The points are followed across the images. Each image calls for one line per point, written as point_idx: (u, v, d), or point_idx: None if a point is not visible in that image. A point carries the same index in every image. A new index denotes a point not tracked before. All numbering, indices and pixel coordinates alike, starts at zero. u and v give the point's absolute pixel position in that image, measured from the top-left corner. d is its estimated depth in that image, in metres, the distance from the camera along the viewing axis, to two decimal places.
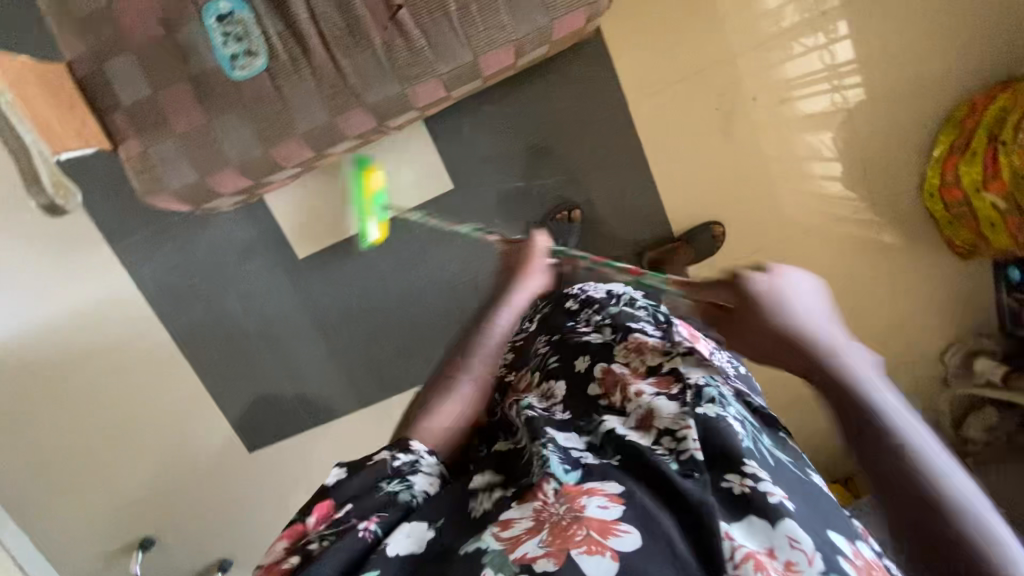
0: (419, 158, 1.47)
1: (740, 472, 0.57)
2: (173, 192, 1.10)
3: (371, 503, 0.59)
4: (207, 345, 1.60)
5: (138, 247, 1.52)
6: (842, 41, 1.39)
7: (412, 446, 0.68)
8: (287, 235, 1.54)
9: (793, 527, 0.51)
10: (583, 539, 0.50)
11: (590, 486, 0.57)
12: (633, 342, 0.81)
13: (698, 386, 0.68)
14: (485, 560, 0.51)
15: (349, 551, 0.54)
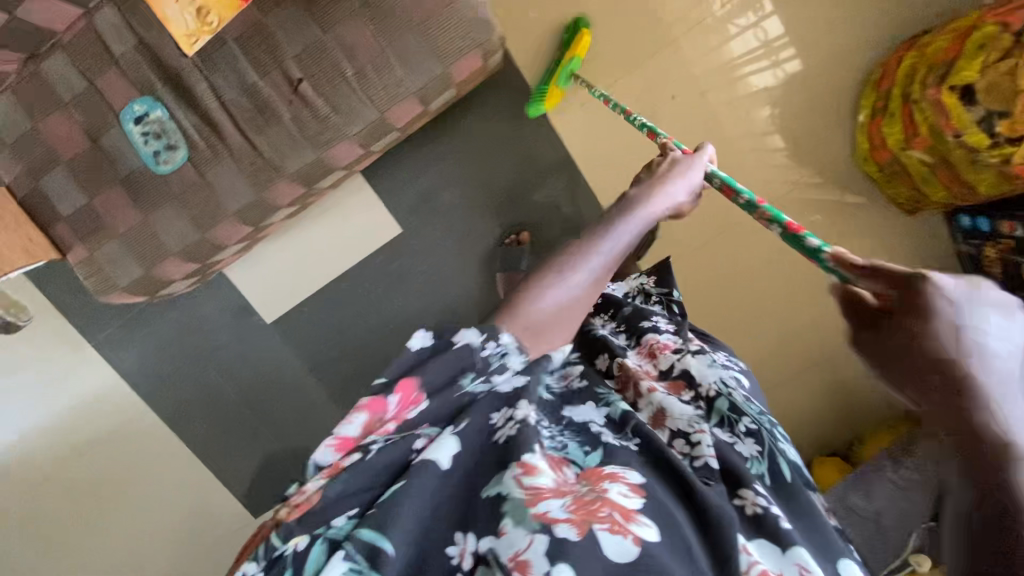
0: (364, 210, 1.51)
1: (752, 490, 0.67)
2: (123, 287, 1.13)
3: (436, 408, 0.61)
4: (197, 420, 1.65)
5: (115, 338, 1.57)
6: (772, 17, 1.41)
7: (503, 338, 0.61)
8: (254, 303, 1.59)
9: (805, 558, 0.60)
10: (607, 517, 0.55)
11: (612, 472, 0.61)
12: (649, 344, 0.95)
13: (709, 399, 0.80)
14: (505, 508, 0.55)
15: (398, 459, 0.59)
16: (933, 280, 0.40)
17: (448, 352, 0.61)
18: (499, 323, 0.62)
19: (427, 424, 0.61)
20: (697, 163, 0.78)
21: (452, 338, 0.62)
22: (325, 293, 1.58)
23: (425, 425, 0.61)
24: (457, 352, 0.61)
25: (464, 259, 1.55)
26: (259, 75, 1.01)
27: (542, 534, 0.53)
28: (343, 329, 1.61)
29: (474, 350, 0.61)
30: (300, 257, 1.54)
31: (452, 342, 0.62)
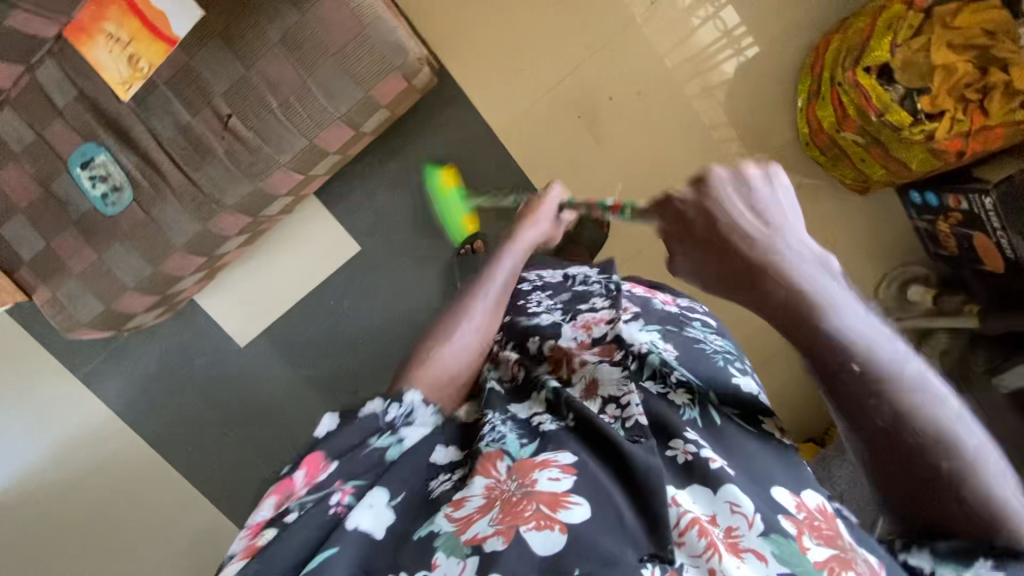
0: (320, 232, 1.56)
1: (682, 438, 0.61)
2: (88, 323, 1.20)
3: (354, 466, 0.58)
4: (182, 444, 1.71)
5: (100, 370, 1.65)
6: (728, 7, 1.43)
7: (407, 396, 0.64)
8: (227, 328, 1.65)
9: (735, 494, 0.54)
10: (533, 513, 0.52)
11: (544, 459, 0.58)
12: (582, 320, 0.86)
13: (641, 355, 0.73)
14: (436, 544, 0.52)
15: (316, 527, 0.53)
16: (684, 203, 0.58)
17: (357, 419, 0.61)
18: (403, 387, 0.65)
19: (343, 484, 0.57)
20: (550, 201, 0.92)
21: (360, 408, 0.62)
22: (293, 315, 1.63)
23: (342, 480, 0.57)
24: (363, 419, 0.61)
25: (424, 272, 1.60)
26: (191, 114, 1.07)
27: (474, 555, 0.51)
28: (314, 348, 1.66)
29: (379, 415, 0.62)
30: (265, 282, 1.60)
31: (357, 413, 0.61)
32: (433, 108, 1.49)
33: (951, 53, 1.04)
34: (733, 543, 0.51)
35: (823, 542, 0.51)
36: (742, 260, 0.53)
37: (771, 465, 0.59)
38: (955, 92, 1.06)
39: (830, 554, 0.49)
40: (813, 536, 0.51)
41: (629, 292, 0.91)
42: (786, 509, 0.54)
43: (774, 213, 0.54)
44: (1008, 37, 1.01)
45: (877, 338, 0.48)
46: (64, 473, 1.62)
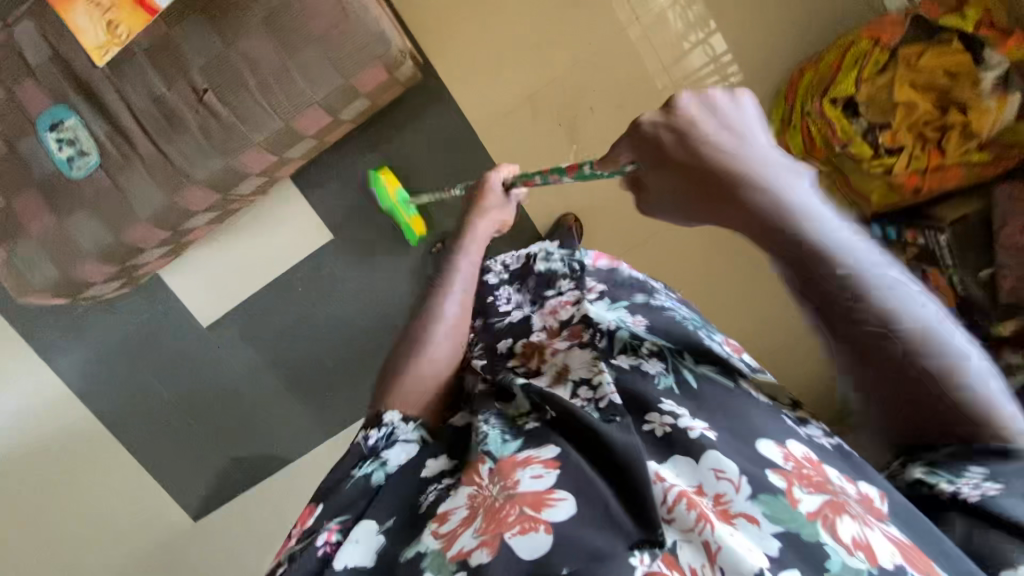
0: (294, 217, 1.55)
1: (659, 411, 0.61)
2: (40, 289, 1.18)
3: (335, 505, 0.62)
4: (133, 421, 1.67)
5: (55, 340, 1.61)
6: (717, 34, 1.47)
7: (385, 419, 0.69)
8: (190, 308, 1.63)
9: (718, 460, 0.54)
10: (516, 518, 0.52)
11: (526, 456, 0.59)
12: (551, 307, 0.88)
13: (610, 331, 0.77)
14: (425, 564, 0.52)
15: (308, 570, 0.57)
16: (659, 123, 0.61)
17: (346, 455, 0.67)
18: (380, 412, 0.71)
19: (331, 522, 0.61)
20: (494, 183, 1.02)
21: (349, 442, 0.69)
22: (259, 299, 1.61)
23: (329, 521, 0.61)
24: (351, 451, 0.67)
25: (395, 265, 1.59)
26: (167, 85, 1.07)
27: (461, 572, 0.50)
28: (278, 334, 1.64)
29: (363, 444, 0.67)
30: (233, 264, 1.59)
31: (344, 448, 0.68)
32: (417, 103, 1.50)
33: (912, 93, 1.10)
34: (723, 509, 0.52)
35: (812, 489, 0.51)
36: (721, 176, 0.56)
37: (758, 422, 0.58)
38: (915, 130, 1.11)
39: (823, 501, 0.50)
40: (803, 486, 0.51)
41: (597, 266, 0.94)
42: (774, 462, 0.54)
43: (743, 128, 0.58)
44: (969, 81, 1.06)
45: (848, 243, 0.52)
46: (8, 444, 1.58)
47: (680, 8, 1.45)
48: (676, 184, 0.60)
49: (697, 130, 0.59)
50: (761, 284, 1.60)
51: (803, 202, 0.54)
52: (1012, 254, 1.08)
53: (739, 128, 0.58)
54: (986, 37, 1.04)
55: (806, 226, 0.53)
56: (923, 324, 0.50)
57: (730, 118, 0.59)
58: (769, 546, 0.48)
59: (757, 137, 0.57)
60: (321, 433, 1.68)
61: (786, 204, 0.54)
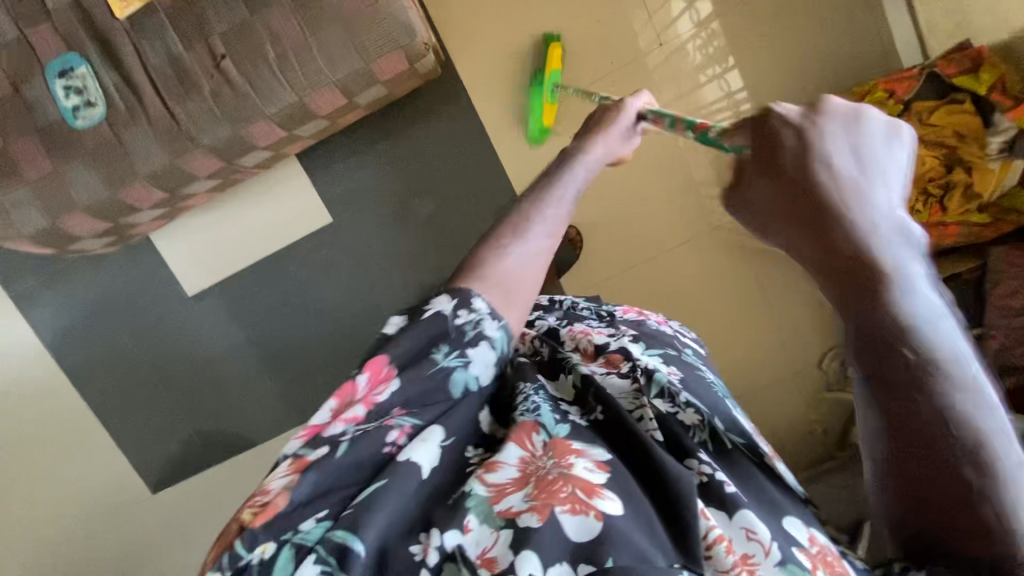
0: (294, 196, 1.54)
1: (698, 459, 0.63)
2: (26, 235, 1.15)
3: (412, 396, 0.58)
4: (103, 381, 1.64)
5: (35, 290, 1.59)
6: (734, 70, 1.49)
7: (477, 302, 0.60)
8: (178, 274, 1.60)
9: (752, 521, 0.58)
10: (568, 496, 0.55)
11: (579, 446, 0.60)
12: (579, 330, 0.87)
13: (648, 369, 0.73)
14: (469, 505, 0.55)
15: (370, 455, 0.55)
16: (777, 111, 0.52)
17: (427, 320, 0.59)
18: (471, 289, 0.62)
19: (398, 411, 0.58)
20: (628, 110, 0.83)
21: (427, 305, 0.61)
22: (248, 274, 1.59)
23: (399, 411, 0.58)
24: (432, 317, 0.60)
25: (390, 257, 1.57)
26: (185, 47, 1.06)
27: (507, 528, 0.54)
28: (263, 312, 1.61)
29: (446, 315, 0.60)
30: (227, 235, 1.57)
31: (424, 310, 0.60)
32: (431, 99, 1.50)
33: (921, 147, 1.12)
34: (751, 569, 0.55)
35: None
36: (821, 202, 0.47)
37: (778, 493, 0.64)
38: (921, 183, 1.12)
39: None
40: (825, 571, 0.56)
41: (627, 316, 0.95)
42: (800, 543, 0.59)
43: (872, 153, 0.48)
44: (977, 143, 1.09)
45: (938, 325, 0.44)
46: None
47: (699, 42, 1.48)
48: (764, 186, 0.51)
49: (815, 139, 0.49)
50: (751, 321, 1.61)
51: (904, 260, 0.45)
52: (1002, 314, 1.07)
53: (861, 157, 0.48)
54: (998, 102, 1.07)
55: (900, 289, 0.44)
56: (996, 436, 0.43)
57: (853, 141, 0.49)
58: None
59: (885, 172, 0.48)
60: (295, 417, 1.65)
61: (887, 261, 0.45)
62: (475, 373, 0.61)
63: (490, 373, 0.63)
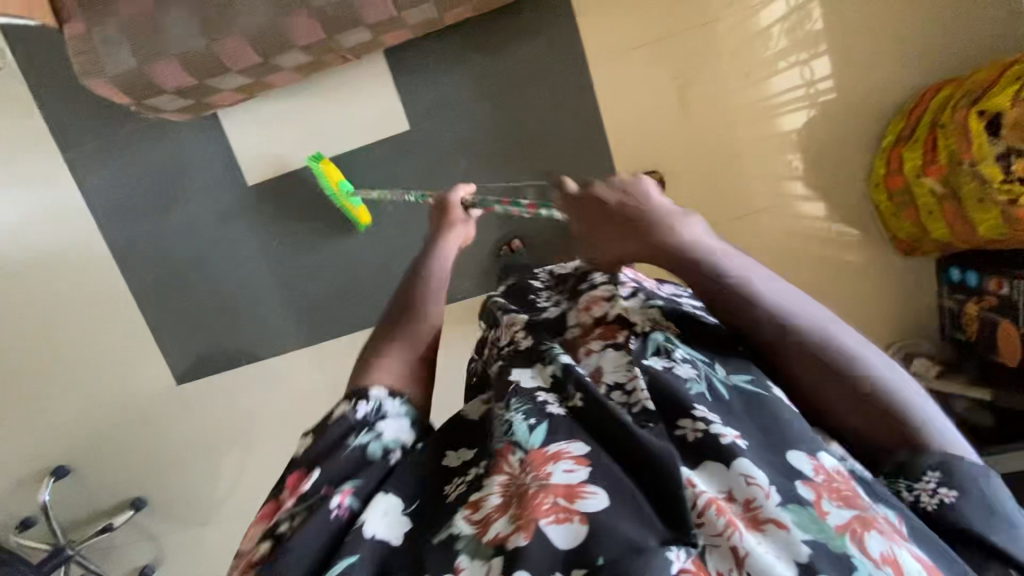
0: (368, 98, 1.48)
1: (692, 416, 0.52)
2: (108, 77, 1.10)
3: (337, 475, 0.57)
4: (144, 264, 1.60)
5: (91, 158, 1.56)
6: (821, 58, 1.39)
7: (371, 393, 0.64)
8: (241, 161, 1.54)
9: (750, 467, 0.48)
10: (551, 508, 0.48)
11: (556, 449, 0.52)
12: (588, 299, 0.73)
13: (644, 333, 0.63)
14: (459, 546, 0.50)
15: (323, 532, 0.53)
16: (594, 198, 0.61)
17: (334, 423, 0.61)
18: (365, 386, 0.65)
19: (329, 490, 0.56)
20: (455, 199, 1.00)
21: (331, 413, 0.63)
22: (306, 174, 1.53)
23: (330, 487, 0.56)
24: (338, 422, 0.61)
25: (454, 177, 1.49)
26: None
27: (499, 556, 0.47)
28: (315, 215, 1.55)
29: (351, 417, 0.61)
30: (293, 128, 1.51)
31: (331, 416, 0.63)
32: (516, 19, 1.41)
33: None
34: (753, 517, 0.46)
35: (842, 504, 0.46)
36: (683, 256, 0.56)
37: (790, 426, 0.51)
38: None
39: (852, 514, 0.45)
40: (832, 499, 0.46)
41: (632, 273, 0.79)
42: (802, 473, 0.48)
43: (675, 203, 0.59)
44: None
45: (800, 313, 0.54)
46: (34, 248, 1.59)
47: (784, 27, 1.38)
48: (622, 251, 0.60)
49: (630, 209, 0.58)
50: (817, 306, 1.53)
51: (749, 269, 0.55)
52: None
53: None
54: None
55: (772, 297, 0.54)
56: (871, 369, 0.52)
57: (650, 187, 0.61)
58: (797, 552, 0.44)
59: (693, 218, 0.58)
60: (336, 330, 1.60)
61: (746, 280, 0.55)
62: (393, 437, 0.61)
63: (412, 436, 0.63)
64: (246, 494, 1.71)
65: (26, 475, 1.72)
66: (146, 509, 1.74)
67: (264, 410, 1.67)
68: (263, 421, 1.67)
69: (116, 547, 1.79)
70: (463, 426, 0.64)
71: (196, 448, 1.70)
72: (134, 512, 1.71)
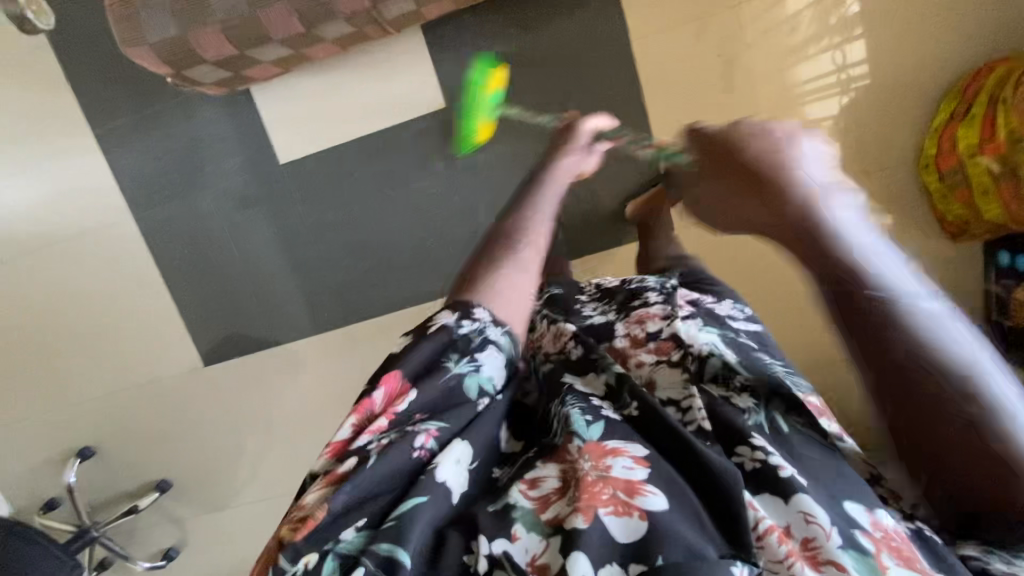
0: (403, 74, 1.45)
1: (750, 445, 0.58)
2: (151, 45, 1.09)
3: (427, 402, 0.63)
4: (173, 243, 1.59)
5: (120, 134, 1.55)
6: (857, 43, 1.34)
7: (477, 312, 0.69)
8: (274, 138, 1.52)
9: (810, 505, 0.53)
10: (610, 498, 0.54)
11: (614, 446, 0.58)
12: (635, 316, 0.83)
13: (699, 354, 0.70)
14: (515, 515, 0.55)
15: (400, 467, 0.58)
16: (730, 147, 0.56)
17: (438, 337, 0.67)
18: (474, 300, 0.70)
19: (420, 417, 0.63)
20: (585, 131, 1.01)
21: (432, 323, 0.69)
22: (338, 153, 1.51)
23: (422, 415, 0.63)
24: (440, 335, 0.67)
25: (488, 157, 1.46)
26: None
27: (557, 535, 0.52)
28: (345, 195, 1.52)
29: (453, 333, 0.67)
30: (328, 105, 1.49)
31: (433, 327, 0.68)
32: None
33: None
34: (812, 556, 0.51)
35: (902, 562, 0.49)
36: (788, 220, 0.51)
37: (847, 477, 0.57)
38: None
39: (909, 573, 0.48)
40: (892, 556, 0.50)
41: (685, 296, 0.88)
42: (860, 525, 0.52)
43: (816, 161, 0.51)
44: None
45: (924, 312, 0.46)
46: (64, 224, 1.59)
47: (816, 12, 1.34)
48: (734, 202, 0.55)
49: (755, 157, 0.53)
50: None
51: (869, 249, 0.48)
52: None
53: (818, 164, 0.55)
54: None
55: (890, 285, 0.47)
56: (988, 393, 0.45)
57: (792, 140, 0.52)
58: None
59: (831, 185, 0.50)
60: (364, 313, 1.57)
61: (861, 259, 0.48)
62: (487, 375, 0.67)
63: (501, 373, 0.69)
64: (271, 480, 1.69)
65: (53, 455, 1.72)
66: (171, 491, 1.73)
67: (291, 395, 1.65)
68: (290, 406, 1.65)
69: (140, 529, 1.78)
70: (517, 418, 0.71)
71: (223, 431, 1.69)
72: (159, 494, 1.70)
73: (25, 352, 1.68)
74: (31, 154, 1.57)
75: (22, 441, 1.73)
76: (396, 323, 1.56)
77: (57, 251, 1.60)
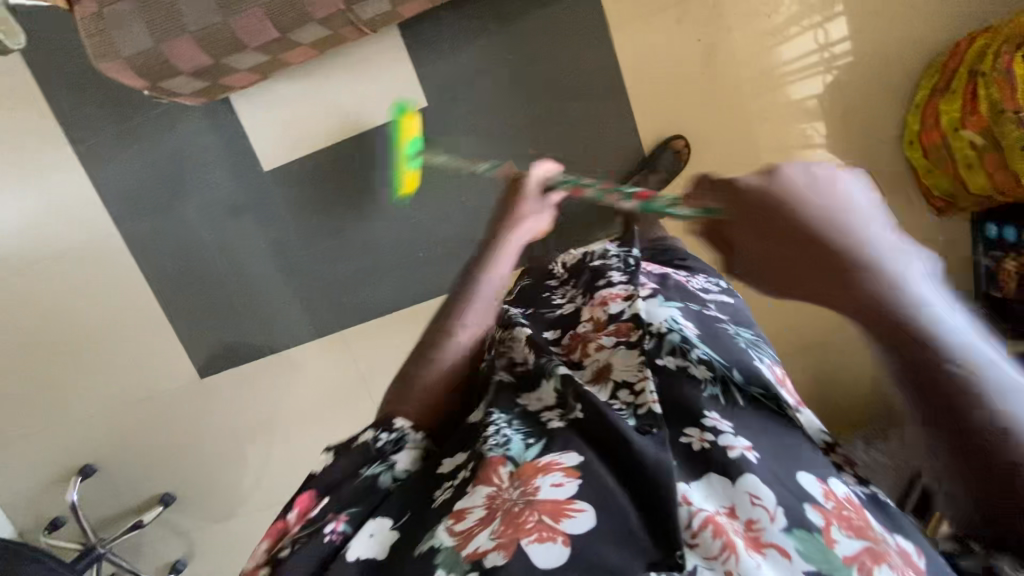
0: (382, 75, 1.44)
1: (700, 427, 0.57)
2: (125, 59, 1.08)
3: (345, 496, 0.58)
4: (161, 256, 1.58)
5: (103, 150, 1.53)
6: (839, 19, 1.34)
7: (396, 423, 0.63)
8: (257, 146, 1.51)
9: (755, 485, 0.51)
10: (535, 525, 0.49)
11: (547, 461, 0.55)
12: (600, 297, 0.81)
13: (660, 333, 0.68)
14: (437, 560, 0.50)
15: (310, 564, 0.53)
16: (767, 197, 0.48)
17: (354, 449, 0.62)
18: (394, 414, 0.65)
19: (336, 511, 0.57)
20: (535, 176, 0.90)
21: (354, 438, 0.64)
22: (322, 156, 1.50)
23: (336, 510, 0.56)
24: (355, 450, 0.62)
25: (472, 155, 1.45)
26: None
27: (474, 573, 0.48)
28: (331, 199, 1.51)
29: (371, 443, 0.62)
30: (309, 110, 1.48)
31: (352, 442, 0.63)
32: None
33: None
34: (754, 536, 0.49)
35: (853, 533, 0.48)
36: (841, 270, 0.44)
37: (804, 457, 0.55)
38: None
39: (863, 546, 0.47)
40: (842, 527, 0.48)
41: (650, 272, 0.87)
42: (813, 497, 0.50)
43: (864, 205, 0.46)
44: None
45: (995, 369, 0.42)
46: (53, 242, 1.57)
47: None
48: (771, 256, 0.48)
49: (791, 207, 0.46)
50: None
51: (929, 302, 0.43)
52: None
53: (857, 205, 0.46)
54: None
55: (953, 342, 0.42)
56: None
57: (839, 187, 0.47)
58: None
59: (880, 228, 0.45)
60: (356, 316, 1.57)
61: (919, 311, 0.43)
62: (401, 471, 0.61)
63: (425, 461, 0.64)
64: (275, 487, 1.69)
65: (54, 474, 1.71)
66: (175, 504, 1.73)
67: (288, 402, 1.65)
68: (290, 412, 1.65)
69: (146, 543, 1.78)
70: (461, 433, 0.65)
71: (222, 441, 1.69)
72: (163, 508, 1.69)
73: (21, 373, 1.67)
74: (13, 173, 1.55)
75: (23, 462, 1.72)
76: (390, 323, 1.56)
77: (47, 270, 1.59)
